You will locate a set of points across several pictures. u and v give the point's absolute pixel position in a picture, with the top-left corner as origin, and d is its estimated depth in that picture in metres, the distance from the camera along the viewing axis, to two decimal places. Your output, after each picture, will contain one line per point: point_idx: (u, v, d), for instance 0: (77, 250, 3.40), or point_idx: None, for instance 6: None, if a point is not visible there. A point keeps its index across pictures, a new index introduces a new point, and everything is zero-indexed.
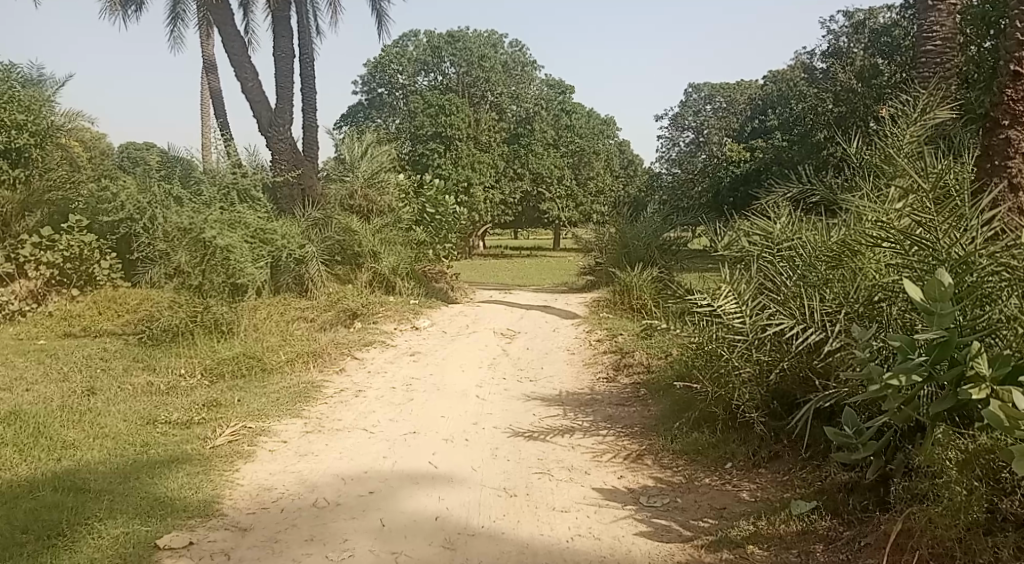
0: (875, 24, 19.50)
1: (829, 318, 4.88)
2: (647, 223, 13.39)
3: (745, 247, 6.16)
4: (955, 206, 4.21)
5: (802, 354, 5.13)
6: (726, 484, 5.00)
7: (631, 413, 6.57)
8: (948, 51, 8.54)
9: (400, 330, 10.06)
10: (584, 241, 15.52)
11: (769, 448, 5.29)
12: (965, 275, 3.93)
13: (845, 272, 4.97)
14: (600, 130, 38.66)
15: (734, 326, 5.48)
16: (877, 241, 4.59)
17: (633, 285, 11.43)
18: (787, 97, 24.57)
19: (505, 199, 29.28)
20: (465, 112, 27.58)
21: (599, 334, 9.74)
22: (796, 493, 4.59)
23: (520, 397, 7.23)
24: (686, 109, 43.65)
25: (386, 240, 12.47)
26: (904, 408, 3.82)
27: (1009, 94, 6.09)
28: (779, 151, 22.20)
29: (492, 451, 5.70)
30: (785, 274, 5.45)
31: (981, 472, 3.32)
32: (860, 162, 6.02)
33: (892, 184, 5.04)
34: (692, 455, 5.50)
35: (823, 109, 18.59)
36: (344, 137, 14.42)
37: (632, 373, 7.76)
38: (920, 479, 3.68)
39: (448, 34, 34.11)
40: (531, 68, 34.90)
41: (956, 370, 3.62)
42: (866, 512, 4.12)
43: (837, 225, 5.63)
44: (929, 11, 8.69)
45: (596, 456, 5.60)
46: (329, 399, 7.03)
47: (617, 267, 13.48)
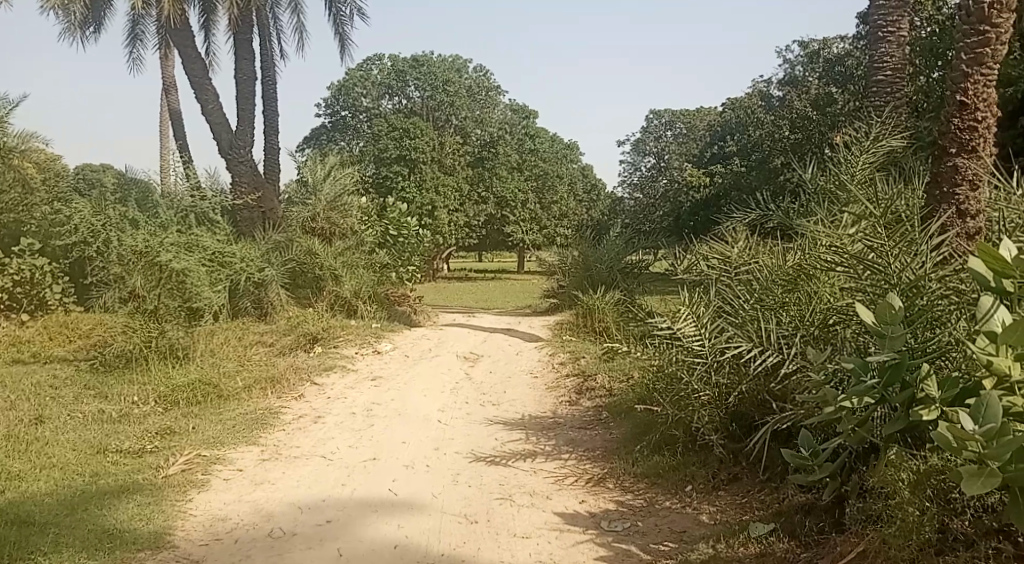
0: (828, 53, 19.95)
1: (785, 340, 4.92)
2: (610, 247, 13.52)
3: (703, 271, 6.26)
4: (904, 232, 4.35)
5: (760, 377, 5.19)
6: (686, 507, 5.02)
7: (593, 437, 6.57)
8: (898, 82, 8.86)
9: (361, 354, 9.95)
10: (548, 265, 15.65)
11: (729, 470, 5.34)
12: (915, 298, 4.04)
13: (801, 296, 5.07)
14: (562, 155, 39.09)
15: (694, 349, 5.53)
16: (832, 265, 4.72)
17: (596, 308, 11.48)
18: (744, 125, 25.09)
19: (469, 221, 29.33)
20: (429, 135, 27.66)
21: (562, 357, 9.77)
22: (755, 515, 4.60)
23: (482, 421, 7.18)
24: (648, 135, 44.32)
25: (348, 263, 12.41)
26: (858, 431, 3.84)
27: (955, 123, 6.12)
28: (737, 177, 22.66)
29: (453, 477, 5.64)
30: (743, 297, 5.49)
31: (932, 492, 3.34)
32: (815, 188, 6.19)
33: (845, 210, 5.18)
34: (652, 478, 5.51)
35: (781, 136, 19.11)
36: (307, 159, 14.34)
37: (595, 397, 7.78)
38: (874, 500, 3.71)
39: (413, 59, 34.16)
40: (496, 93, 34.90)
41: (906, 392, 3.63)
42: (822, 533, 4.13)
43: (791, 250, 5.76)
44: (879, 42, 8.98)
45: (558, 481, 5.57)
46: (286, 426, 6.91)
47: (581, 290, 13.59)
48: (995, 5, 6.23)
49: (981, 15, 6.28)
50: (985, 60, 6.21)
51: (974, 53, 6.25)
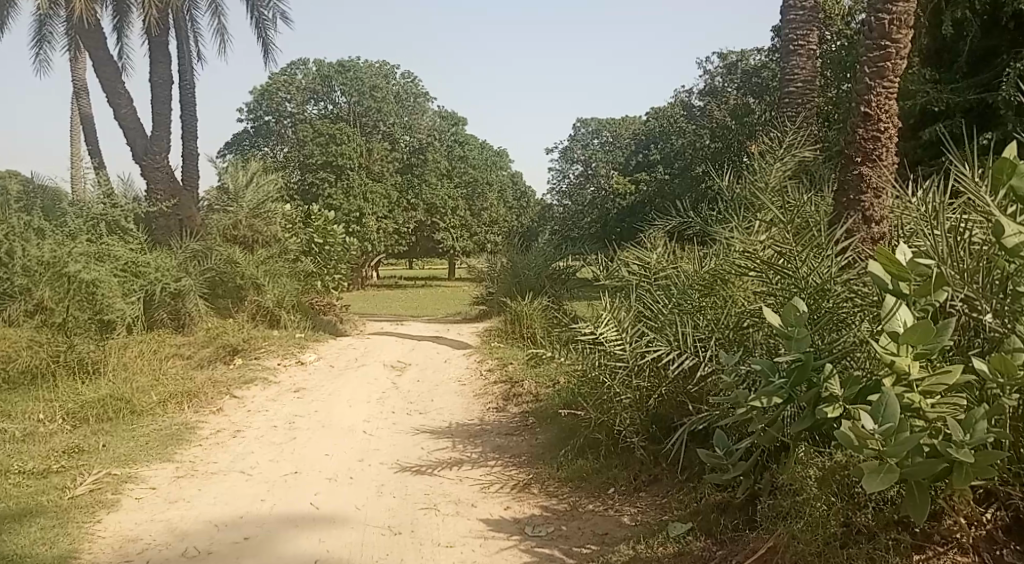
0: (745, 65, 20.58)
1: (701, 343, 5.04)
2: (538, 254, 13.62)
3: (624, 276, 6.43)
4: (812, 238, 4.58)
5: (678, 380, 5.30)
6: (609, 509, 5.10)
7: (519, 442, 6.61)
8: (808, 93, 9.21)
9: (284, 366, 9.76)
10: (477, 272, 15.68)
11: (649, 471, 5.44)
12: (821, 302, 4.26)
13: (717, 300, 5.22)
14: (491, 162, 39.28)
15: (616, 353, 5.68)
16: (744, 270, 4.90)
17: (524, 315, 11.56)
18: (667, 134, 25.64)
19: (399, 228, 29.09)
20: (356, 141, 27.35)
21: (490, 364, 9.80)
22: (674, 515, 4.71)
23: (408, 430, 7.14)
24: (576, 143, 44.82)
25: (271, 272, 12.21)
26: (769, 430, 4.03)
27: (860, 133, 6.39)
28: (662, 185, 23.20)
29: (378, 488, 5.58)
30: (661, 301, 5.64)
31: (838, 488, 3.49)
32: (731, 196, 6.37)
33: (757, 217, 5.39)
34: (577, 481, 5.58)
35: (702, 145, 19.67)
36: (228, 165, 13.98)
37: (522, 402, 7.83)
38: (783, 496, 3.84)
39: (338, 64, 33.73)
40: (424, 99, 34.83)
41: (812, 392, 3.75)
42: (736, 531, 4.26)
43: (708, 255, 5.92)
44: (791, 55, 9.35)
45: (484, 488, 5.58)
46: (204, 442, 6.72)
47: (509, 296, 13.67)
48: (894, 21, 6.56)
49: (883, 30, 6.58)
50: (886, 73, 6.52)
51: (876, 67, 6.56)
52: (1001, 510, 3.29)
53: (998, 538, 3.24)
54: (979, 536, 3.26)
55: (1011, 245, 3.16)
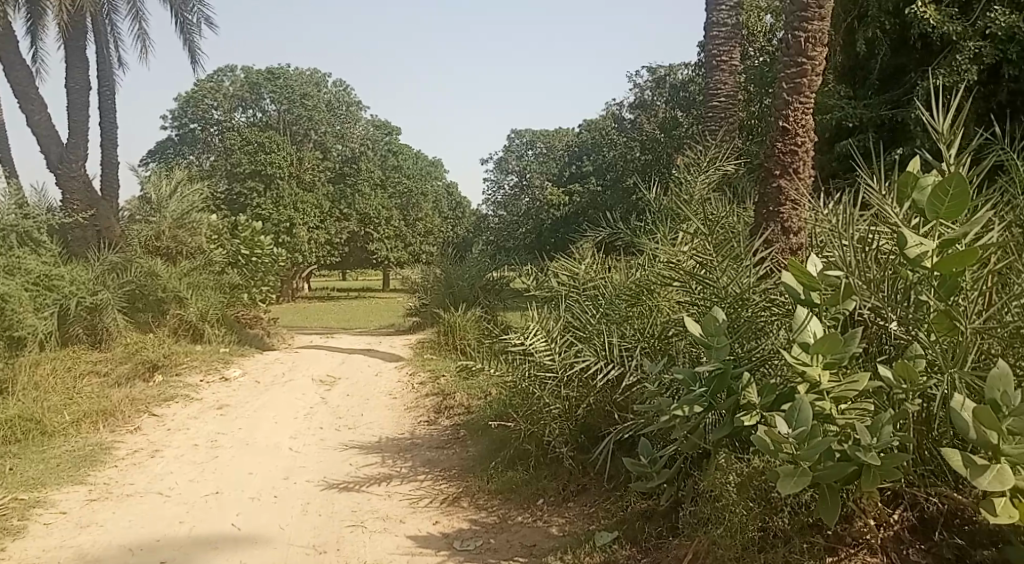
0: (673, 78, 21.02)
1: (627, 353, 5.13)
2: (471, 265, 13.62)
3: (553, 287, 6.46)
4: (731, 249, 4.70)
5: (606, 389, 5.37)
6: (538, 520, 5.12)
7: (450, 456, 6.58)
8: (731, 107, 9.49)
9: (208, 382, 9.48)
10: (410, 283, 15.58)
11: (577, 481, 5.48)
12: (741, 310, 4.34)
13: (643, 310, 5.29)
14: (424, 172, 39.12)
15: (545, 364, 5.70)
16: (668, 280, 5.00)
17: (457, 326, 11.53)
18: (599, 145, 26.04)
19: (331, 239, 28.67)
20: (286, 150, 26.88)
21: (422, 376, 9.72)
22: (600, 524, 4.75)
23: (337, 446, 7.02)
24: (510, 154, 44.96)
25: (195, 284, 11.87)
26: (691, 437, 4.13)
27: (778, 148, 6.58)
28: (594, 196, 23.52)
29: (303, 506, 5.47)
30: (590, 311, 5.69)
31: (755, 493, 3.57)
32: (658, 208, 6.49)
33: (681, 229, 5.50)
34: (506, 493, 5.59)
35: (632, 157, 20.04)
36: (150, 174, 13.55)
37: (453, 415, 7.80)
38: (703, 504, 3.93)
39: (267, 71, 33.04)
40: (356, 108, 34.49)
41: (731, 400, 3.86)
42: (660, 538, 4.33)
43: (634, 266, 6.01)
44: (714, 70, 9.62)
45: (412, 503, 5.53)
46: (120, 462, 6.47)
47: (442, 307, 13.61)
48: (809, 39, 6.81)
49: (799, 48, 6.83)
50: (802, 89, 6.75)
51: (794, 83, 6.79)
52: (907, 511, 3.43)
53: (905, 538, 3.38)
54: (888, 537, 3.40)
55: (913, 255, 3.32)
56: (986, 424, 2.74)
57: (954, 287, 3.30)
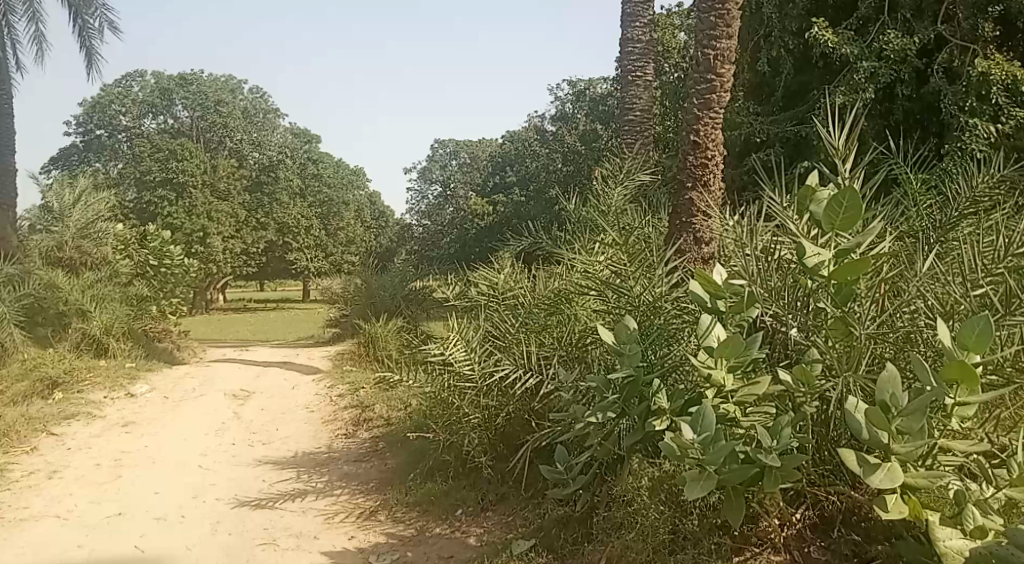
0: (594, 91, 21.40)
1: (545, 361, 5.20)
2: (392, 276, 13.47)
3: (473, 297, 6.40)
4: (645, 258, 4.81)
5: (524, 398, 5.41)
6: (455, 531, 5.11)
7: (368, 469, 6.49)
8: (646, 121, 9.73)
9: (112, 399, 9.07)
10: (329, 294, 15.33)
11: (496, 490, 5.49)
12: (653, 318, 4.48)
13: (562, 319, 5.35)
14: (346, 181, 38.59)
15: (465, 374, 5.63)
16: (585, 290, 5.08)
17: (378, 337, 11.39)
18: (523, 156, 26.25)
19: (247, 249, 27.94)
20: (200, 157, 26.09)
21: (341, 389, 9.56)
22: (518, 532, 4.78)
23: (249, 462, 6.83)
24: (433, 164, 44.80)
25: (99, 297, 11.37)
26: (606, 443, 4.21)
27: (691, 160, 6.77)
28: (518, 205, 23.66)
29: (212, 526, 5.30)
30: (508, 320, 5.72)
31: (665, 496, 3.73)
32: (577, 218, 6.59)
33: (597, 239, 5.60)
34: (424, 505, 5.54)
35: (555, 168, 20.30)
36: (51, 182, 12.92)
37: (372, 427, 7.70)
38: (617, 509, 4.03)
39: (179, 77, 32.02)
40: (273, 115, 33.78)
41: (642, 405, 3.95)
42: (575, 544, 4.38)
43: (552, 276, 6.08)
44: (629, 85, 9.85)
45: (328, 518, 5.43)
46: (13, 486, 6.12)
47: (363, 318, 13.43)
48: (719, 57, 7.06)
49: (709, 65, 7.09)
50: (712, 104, 6.99)
51: (704, 98, 7.02)
52: (809, 510, 3.56)
53: (806, 536, 3.51)
54: (790, 535, 3.52)
55: (812, 264, 3.46)
56: (876, 425, 2.90)
57: (849, 295, 3.43)
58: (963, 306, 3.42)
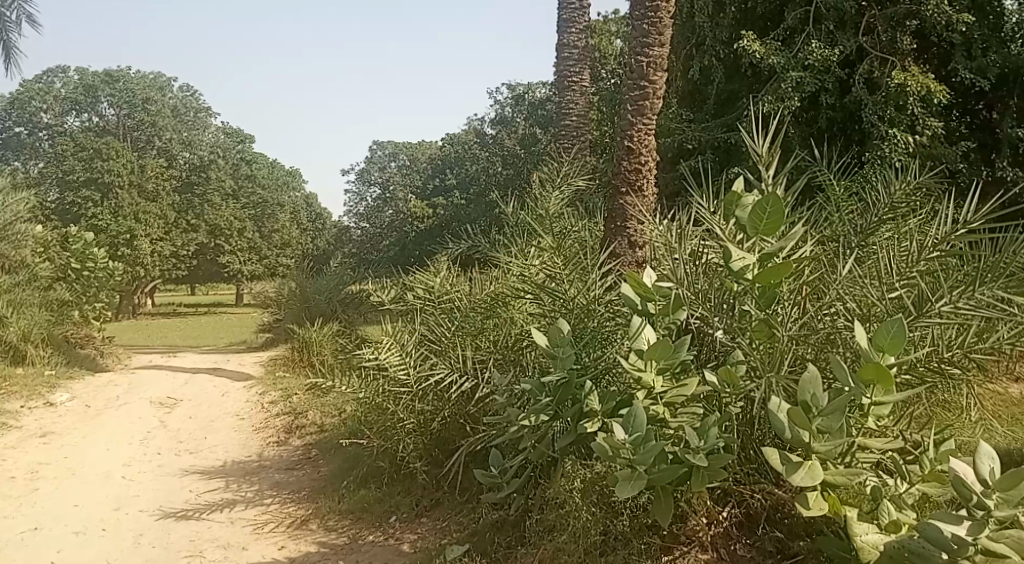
0: (533, 96, 21.55)
1: (480, 365, 5.22)
2: (328, 280, 13.25)
3: (408, 301, 6.29)
4: (579, 262, 4.87)
5: (459, 402, 5.39)
6: (389, 539, 5.06)
7: (300, 477, 6.38)
8: (583, 126, 9.82)
9: (29, 408, 8.69)
10: (262, 298, 15.03)
11: (431, 496, 5.46)
12: (586, 321, 4.54)
13: (498, 322, 5.36)
14: (281, 183, 37.90)
15: (399, 379, 5.53)
16: (520, 293, 5.10)
17: (312, 341, 11.22)
18: (463, 159, 26.24)
19: (177, 252, 27.20)
20: (127, 156, 25.26)
21: (273, 395, 9.37)
22: (452, 537, 4.76)
23: (176, 472, 6.63)
24: (371, 166, 44.32)
25: (17, 301, 10.89)
26: (539, 446, 4.23)
27: (625, 166, 6.86)
28: (458, 209, 23.64)
29: (135, 539, 5.12)
30: (444, 324, 5.69)
31: (597, 498, 3.74)
32: (514, 222, 6.60)
33: (532, 243, 5.61)
34: (357, 513, 5.48)
35: (495, 172, 20.38)
36: None
37: (305, 434, 7.57)
38: (550, 512, 4.05)
39: (104, 73, 30.97)
40: (204, 115, 32.96)
41: (575, 407, 3.98)
42: (509, 547, 4.38)
43: (488, 279, 6.08)
44: (566, 90, 9.93)
45: (257, 528, 5.31)
46: None
47: (297, 323, 13.20)
48: (651, 64, 7.20)
49: (642, 72, 7.21)
50: (646, 110, 7.09)
51: (637, 105, 7.13)
52: (735, 508, 3.65)
53: (733, 533, 3.60)
54: (718, 533, 3.59)
55: (737, 268, 3.56)
56: (799, 424, 2.99)
57: (772, 298, 3.54)
58: (879, 308, 3.62)
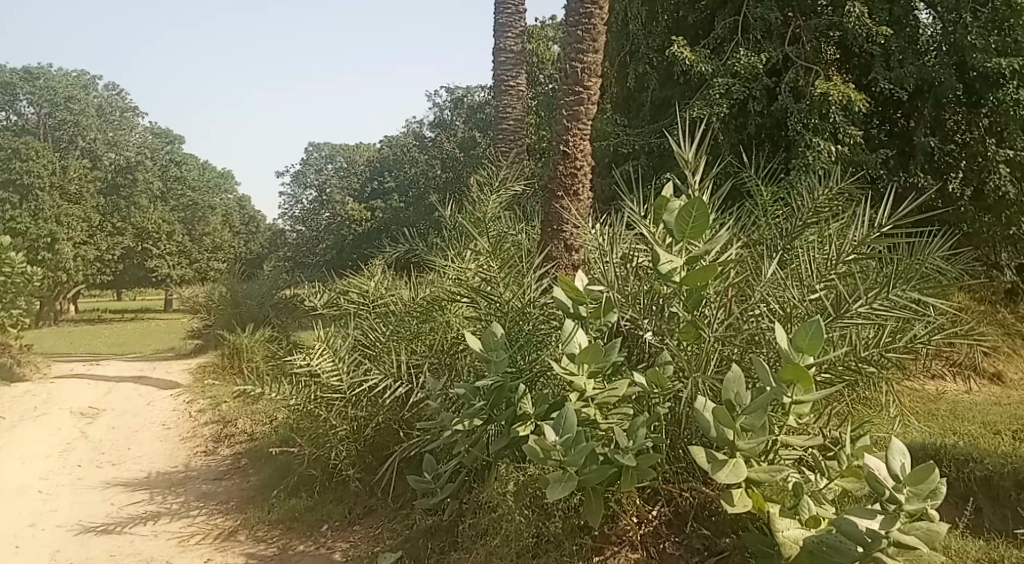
0: (471, 99, 21.57)
1: (414, 370, 5.22)
2: (260, 284, 12.96)
3: (341, 305, 6.19)
4: (514, 266, 4.90)
5: (394, 407, 5.34)
6: (320, 548, 4.98)
7: (228, 487, 6.23)
8: (520, 131, 9.86)
9: None
10: (192, 304, 14.63)
11: (364, 503, 5.41)
12: (522, 324, 4.56)
13: (433, 326, 5.32)
14: (212, 185, 36.98)
15: (332, 385, 5.43)
16: (456, 297, 5.10)
17: (244, 348, 10.97)
18: (401, 162, 26.09)
19: (101, 255, 26.24)
20: (48, 156, 24.27)
21: (201, 404, 9.13)
22: (385, 545, 4.72)
23: (97, 485, 6.39)
24: (308, 167, 43.61)
25: None
26: (473, 450, 4.20)
27: (560, 170, 6.92)
28: (397, 212, 23.50)
29: (51, 556, 4.91)
30: (379, 328, 5.63)
31: (529, 500, 3.76)
32: (451, 226, 6.58)
33: (467, 247, 5.58)
34: (287, 523, 5.37)
35: (434, 175, 20.35)
36: None
37: (234, 443, 7.39)
38: (482, 516, 4.06)
39: (23, 70, 29.69)
40: (131, 114, 31.92)
41: (509, 410, 3.99)
42: (442, 553, 4.37)
43: (424, 283, 6.05)
44: (502, 94, 9.97)
45: (182, 541, 5.16)
46: None
47: (228, 328, 12.89)
48: (585, 70, 7.26)
49: (577, 77, 7.26)
50: (580, 116, 7.17)
51: (572, 110, 7.19)
52: (664, 507, 3.70)
53: (662, 532, 3.65)
54: (647, 532, 3.64)
55: (665, 270, 3.63)
56: (723, 422, 3.05)
57: (699, 300, 3.63)
58: (800, 309, 3.73)
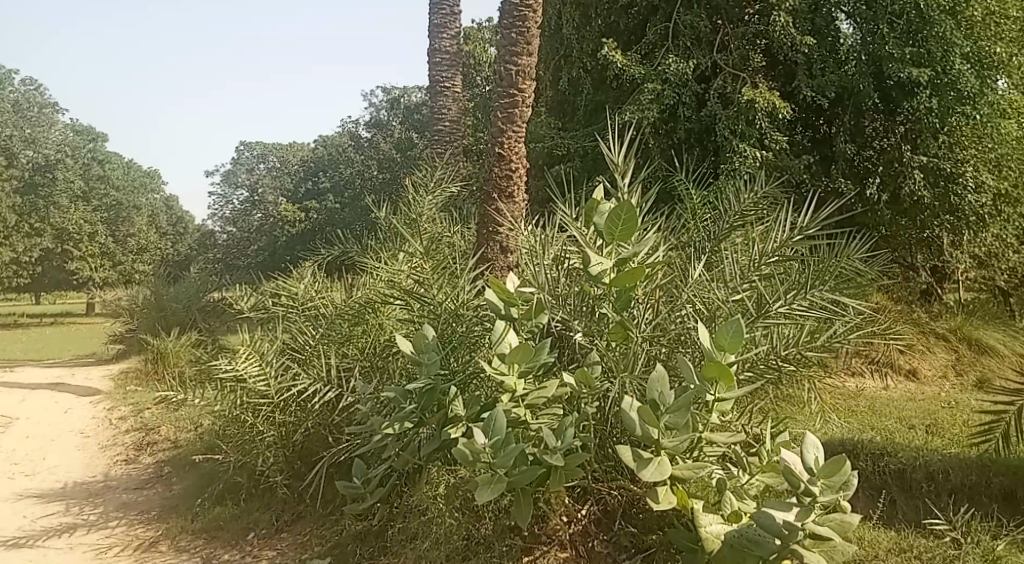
0: (407, 100, 21.44)
1: (345, 374, 5.17)
2: (187, 287, 12.59)
3: (269, 307, 6.07)
4: (447, 268, 4.87)
5: (324, 412, 5.26)
6: (246, 556, 4.86)
7: (150, 496, 6.02)
8: (456, 131, 9.81)
9: None
10: (114, 307, 14.11)
11: (292, 510, 5.32)
12: (455, 326, 4.52)
13: (365, 329, 5.26)
14: (138, 184, 35.78)
15: (258, 390, 5.30)
16: (388, 299, 5.06)
17: (169, 352, 10.64)
18: (336, 163, 25.77)
19: (17, 257, 25.08)
20: None
21: (123, 411, 8.81)
22: (314, 552, 4.64)
23: (8, 497, 6.09)
24: (239, 167, 42.63)
25: None
26: (402, 453, 4.13)
27: (494, 172, 6.92)
28: (332, 213, 23.20)
29: None
30: (309, 332, 5.55)
31: (460, 503, 3.77)
32: (383, 227, 6.51)
33: (400, 249, 5.52)
34: (212, 532, 5.23)
35: (370, 176, 20.18)
36: None
37: (157, 451, 7.16)
38: (412, 519, 4.03)
39: None
40: (51, 110, 30.63)
41: (439, 412, 3.97)
42: (371, 558, 4.33)
43: (356, 285, 5.97)
44: (438, 95, 9.93)
45: (100, 554, 4.96)
46: None
47: (152, 333, 12.47)
48: (520, 73, 7.28)
49: (512, 80, 7.29)
50: (515, 118, 7.19)
51: (507, 112, 7.21)
52: (593, 505, 3.76)
53: (591, 531, 3.71)
54: (576, 532, 3.69)
55: (595, 272, 3.63)
56: (649, 422, 3.10)
57: (626, 301, 3.71)
58: (723, 310, 3.83)
